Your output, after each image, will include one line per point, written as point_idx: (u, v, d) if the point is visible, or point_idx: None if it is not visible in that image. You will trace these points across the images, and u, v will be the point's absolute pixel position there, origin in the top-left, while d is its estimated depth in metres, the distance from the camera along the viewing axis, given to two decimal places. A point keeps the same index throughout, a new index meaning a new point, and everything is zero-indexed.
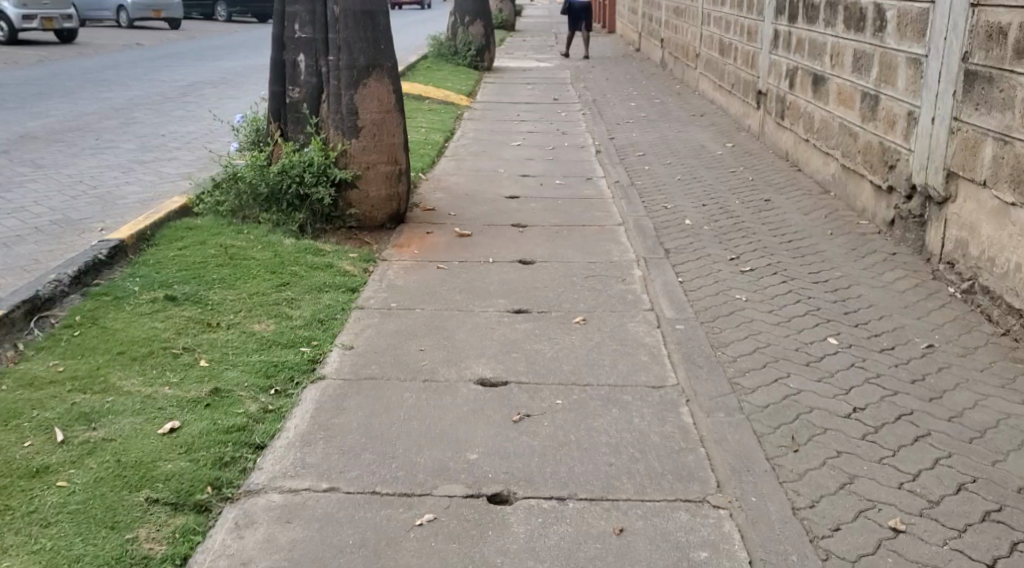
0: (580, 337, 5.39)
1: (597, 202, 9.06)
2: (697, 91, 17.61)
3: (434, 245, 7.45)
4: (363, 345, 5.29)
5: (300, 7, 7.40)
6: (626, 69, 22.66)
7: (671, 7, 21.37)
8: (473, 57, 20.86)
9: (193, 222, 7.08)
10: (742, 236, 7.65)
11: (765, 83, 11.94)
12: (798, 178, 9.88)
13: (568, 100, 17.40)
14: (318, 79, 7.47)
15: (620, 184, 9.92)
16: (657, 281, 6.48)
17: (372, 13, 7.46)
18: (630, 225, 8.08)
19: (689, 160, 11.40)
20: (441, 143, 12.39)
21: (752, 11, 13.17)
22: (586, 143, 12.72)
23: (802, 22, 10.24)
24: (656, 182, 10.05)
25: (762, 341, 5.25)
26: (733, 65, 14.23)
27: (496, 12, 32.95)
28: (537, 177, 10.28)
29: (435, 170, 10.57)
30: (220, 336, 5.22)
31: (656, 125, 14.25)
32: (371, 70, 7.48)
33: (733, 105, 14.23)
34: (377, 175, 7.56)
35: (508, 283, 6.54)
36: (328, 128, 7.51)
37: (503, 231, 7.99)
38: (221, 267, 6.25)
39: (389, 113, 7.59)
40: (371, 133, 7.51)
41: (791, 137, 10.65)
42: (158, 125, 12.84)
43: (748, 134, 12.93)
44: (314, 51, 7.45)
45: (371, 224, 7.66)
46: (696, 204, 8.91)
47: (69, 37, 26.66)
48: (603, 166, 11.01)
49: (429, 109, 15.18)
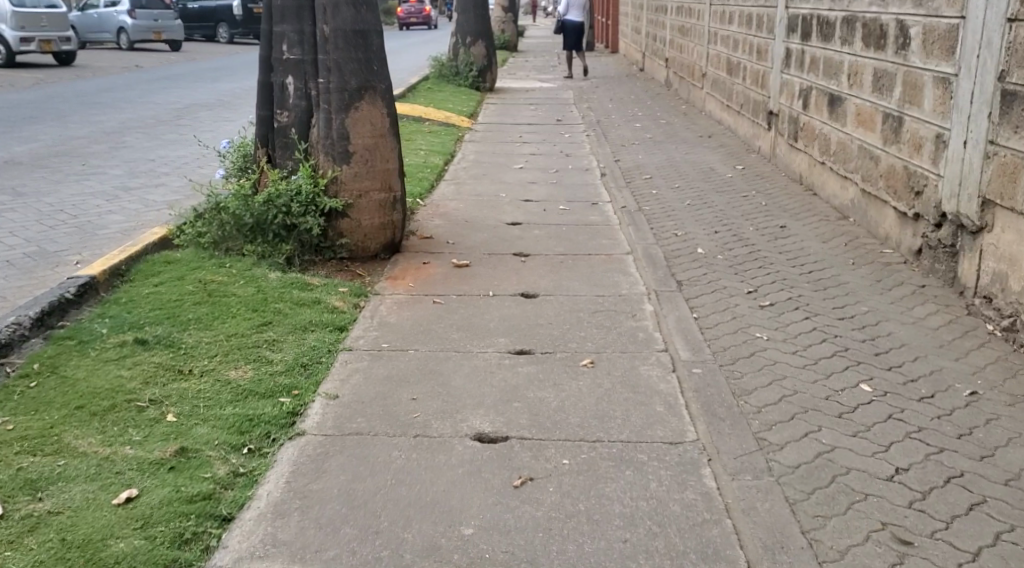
0: (588, 382, 4.92)
1: (603, 229, 8.60)
2: (704, 111, 17.17)
3: (431, 277, 6.99)
4: (349, 394, 4.82)
5: (287, 27, 6.98)
6: (631, 89, 22.25)
7: (676, 26, 20.97)
8: (474, 78, 20.47)
9: (171, 255, 6.65)
10: (759, 266, 7.18)
11: (776, 104, 11.50)
12: (814, 203, 9.42)
13: (572, 120, 16.97)
14: (307, 102, 7.05)
15: (627, 209, 9.46)
16: (669, 317, 6.01)
17: (364, 32, 7.04)
18: (639, 254, 7.61)
19: (698, 183, 10.94)
20: (441, 167, 11.94)
21: (761, 29, 12.74)
22: (591, 166, 12.27)
23: (817, 39, 9.80)
24: (665, 207, 9.58)
25: (789, 388, 4.77)
26: (742, 85, 13.80)
27: (499, 33, 32.60)
28: (541, 202, 9.83)
29: (433, 195, 10.11)
30: (191, 386, 4.78)
31: (663, 147, 13.80)
32: (363, 92, 7.04)
33: (742, 126, 13.79)
34: (370, 203, 7.10)
35: (509, 320, 6.07)
36: (318, 154, 7.06)
37: (504, 260, 7.52)
38: (199, 305, 5.82)
39: (383, 138, 7.14)
40: (364, 159, 7.05)
41: (806, 159, 10.19)
42: (148, 150, 12.40)
43: (758, 156, 12.48)
44: (303, 73, 7.02)
45: (363, 256, 7.19)
46: (708, 231, 8.45)
47: (66, 59, 26.34)
48: (609, 190, 10.55)
49: (429, 132, 14.75)
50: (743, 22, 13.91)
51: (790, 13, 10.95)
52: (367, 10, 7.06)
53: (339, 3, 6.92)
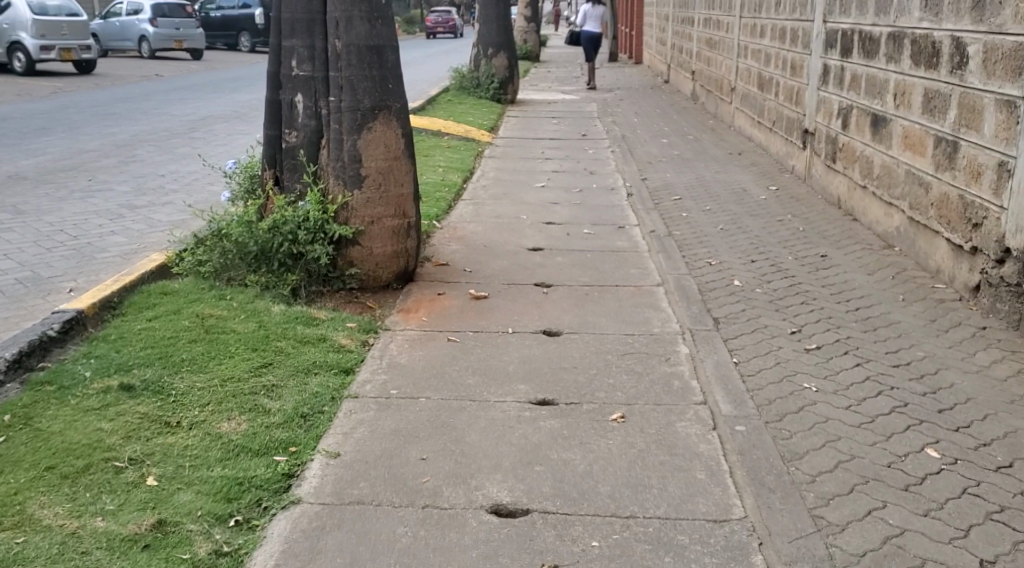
0: (618, 440, 4.44)
1: (631, 256, 8.09)
2: (732, 127, 16.63)
3: (447, 310, 6.50)
4: (352, 452, 4.32)
5: (297, 42, 6.54)
6: (656, 102, 21.72)
7: (704, 38, 20.44)
8: (495, 90, 20.03)
9: (169, 285, 6.17)
10: (801, 303, 6.65)
11: (813, 122, 10.97)
12: (855, 229, 8.89)
13: (597, 135, 16.48)
14: (317, 122, 6.61)
15: (656, 234, 8.96)
16: (706, 363, 5.49)
17: (379, 47, 6.57)
18: (671, 286, 7.11)
19: (730, 206, 10.42)
20: (460, 185, 11.47)
21: (795, 43, 12.20)
22: (617, 185, 11.76)
23: (858, 56, 9.27)
24: (696, 232, 9.08)
25: (845, 452, 4.26)
26: (774, 101, 13.27)
27: (521, 44, 32.15)
28: (565, 225, 9.35)
29: (452, 216, 9.64)
30: (177, 441, 4.30)
31: (691, 164, 13.29)
32: (377, 112, 6.57)
33: (774, 143, 13.26)
34: (382, 230, 6.62)
35: (530, 361, 5.58)
36: (328, 178, 6.61)
37: (525, 291, 7.03)
38: (195, 343, 5.34)
39: (398, 160, 6.67)
40: (377, 183, 6.58)
41: (845, 182, 9.67)
42: (159, 165, 11.98)
43: (792, 176, 11.95)
44: (313, 91, 6.58)
45: (374, 286, 6.71)
46: (744, 260, 7.93)
47: (87, 68, 26.09)
48: (636, 212, 10.06)
49: (449, 147, 14.29)
50: (775, 36, 13.38)
51: (828, 27, 10.43)
52: (382, 23, 6.60)
53: (352, 17, 6.46)
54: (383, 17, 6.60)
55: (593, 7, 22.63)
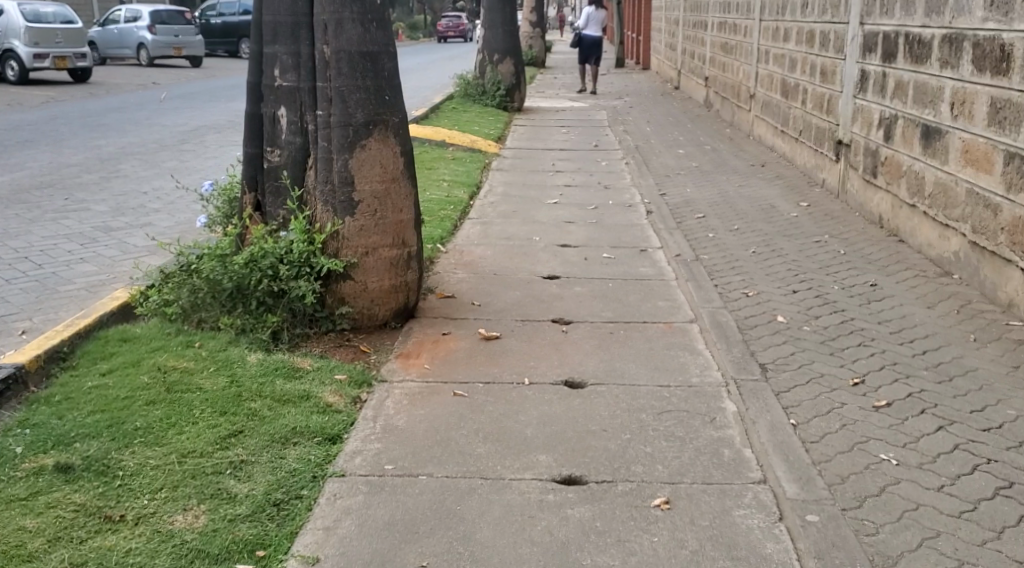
0: (665, 537, 3.66)
1: (658, 287, 7.23)
2: (751, 135, 15.80)
3: (453, 354, 5.65)
4: (333, 557, 3.55)
5: (280, 49, 5.72)
6: (668, 110, 20.86)
7: (718, 43, 19.60)
8: (501, 97, 19.20)
9: (129, 330, 5.32)
10: (858, 346, 5.80)
11: (848, 134, 10.14)
12: (904, 254, 8.04)
13: (609, 145, 15.65)
14: (303, 139, 5.80)
15: (683, 258, 8.12)
16: (759, 426, 4.64)
17: (374, 53, 5.74)
18: (705, 323, 6.27)
19: (760, 224, 9.59)
20: (466, 202, 10.63)
21: (825, 47, 11.39)
22: (634, 201, 10.92)
23: (904, 62, 8.48)
24: (726, 256, 8.22)
25: (951, 556, 3.57)
26: (800, 110, 12.45)
27: (526, 49, 31.30)
28: (582, 247, 8.53)
29: (458, 237, 8.80)
30: (117, 543, 3.53)
31: (711, 177, 12.44)
32: (371, 127, 5.73)
33: (801, 154, 12.43)
34: (379, 262, 5.78)
35: (551, 422, 4.70)
36: (314, 203, 5.77)
37: (542, 328, 6.19)
38: (152, 406, 4.49)
39: (396, 182, 5.83)
40: (371, 208, 5.74)
41: (888, 200, 8.86)
42: (143, 180, 11.15)
43: (823, 190, 11.12)
44: (299, 103, 5.76)
45: (369, 324, 5.86)
46: (785, 290, 7.06)
47: (82, 76, 25.29)
48: (658, 231, 9.23)
49: (454, 159, 13.45)
50: (801, 40, 12.57)
51: (867, 30, 9.64)
52: (379, 26, 5.76)
53: (343, 19, 5.63)
54: (379, 19, 5.76)
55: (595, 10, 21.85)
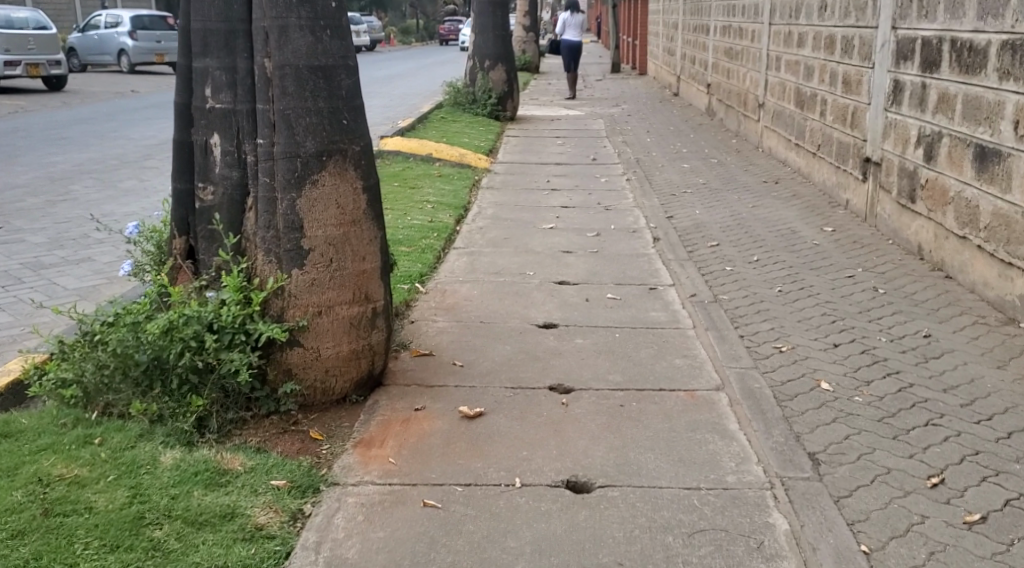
0: None
1: (674, 338, 6.13)
2: (760, 147, 14.76)
3: (426, 438, 4.55)
4: None
5: (211, 63, 4.62)
6: (668, 118, 19.79)
7: (722, 47, 18.55)
8: (493, 106, 18.14)
9: (14, 422, 4.25)
10: (926, 426, 4.72)
11: (879, 152, 9.11)
12: (955, 295, 7.01)
13: (608, 158, 14.61)
14: (241, 172, 4.69)
15: (699, 298, 7.05)
16: (822, 557, 3.66)
17: (330, 68, 4.64)
18: (735, 391, 5.18)
19: (781, 253, 8.53)
20: (452, 226, 9.55)
21: (848, 53, 10.36)
22: (638, 225, 9.85)
23: (949, 71, 7.49)
24: (750, 296, 7.13)
25: None
26: (818, 123, 11.40)
27: (520, 54, 30.20)
28: (582, 284, 7.45)
29: (440, 272, 7.72)
30: None
31: (722, 196, 11.39)
32: (325, 159, 4.64)
33: (819, 169, 11.39)
34: (334, 323, 4.69)
35: (549, 552, 3.65)
36: (254, 251, 4.66)
37: (537, 396, 5.09)
38: (21, 538, 3.50)
39: (356, 224, 4.75)
40: (325, 257, 4.65)
41: (931, 228, 7.85)
42: (94, 204, 10.03)
43: (847, 211, 10.08)
44: (235, 130, 4.65)
45: (324, 400, 4.76)
46: (824, 343, 5.99)
47: (57, 85, 24.14)
48: (668, 263, 8.16)
49: (441, 175, 12.35)
50: (819, 46, 11.53)
51: (901, 35, 8.63)
52: (336, 35, 4.67)
53: (288, 26, 4.54)
54: (338, 25, 4.69)
55: (573, 14, 21.09)
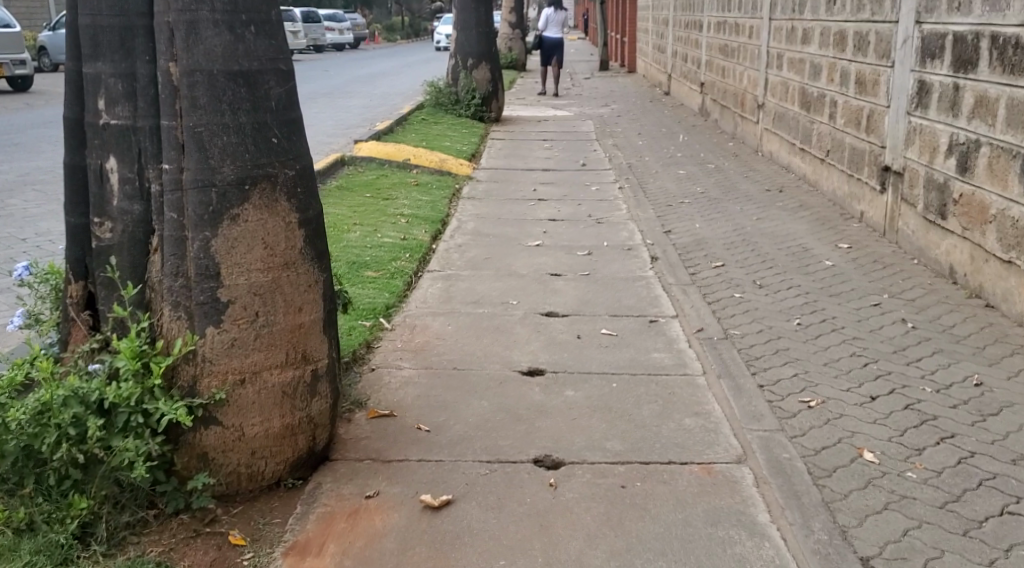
0: None
1: (682, 388, 5.20)
2: (760, 151, 13.88)
3: (377, 539, 3.65)
4: None
5: (104, 67, 3.65)
6: (660, 119, 18.87)
7: (716, 44, 17.65)
8: (477, 107, 17.20)
9: None
10: (1001, 516, 3.83)
11: (902, 160, 8.22)
12: (1000, 330, 6.13)
13: (599, 163, 13.69)
14: (145, 206, 3.73)
15: (706, 333, 6.13)
16: None
17: (254, 73, 3.70)
18: (761, 464, 4.25)
19: (794, 276, 7.62)
20: (427, 244, 8.60)
21: (861, 51, 9.46)
22: (633, 241, 8.93)
23: (989, 71, 6.62)
24: (765, 331, 6.20)
25: None
26: (827, 127, 10.51)
27: (506, 51, 29.23)
28: (572, 317, 6.52)
29: (410, 301, 6.77)
30: None
31: (723, 206, 10.48)
32: (248, 188, 3.69)
33: (828, 177, 10.49)
34: (261, 394, 3.76)
35: None
36: (160, 304, 3.71)
37: (520, 472, 4.17)
38: None
39: (290, 267, 3.81)
40: (250, 311, 3.72)
41: (965, 249, 6.98)
42: (30, 221, 9.01)
43: (862, 225, 9.19)
44: (137, 152, 3.69)
45: (250, 488, 3.83)
46: (859, 394, 5.07)
47: (20, 85, 23.00)
48: (669, 288, 7.24)
49: (417, 184, 11.39)
50: (827, 43, 10.63)
51: (927, 30, 7.73)
52: (265, 32, 3.74)
53: (199, 21, 3.59)
54: (269, 20, 3.76)
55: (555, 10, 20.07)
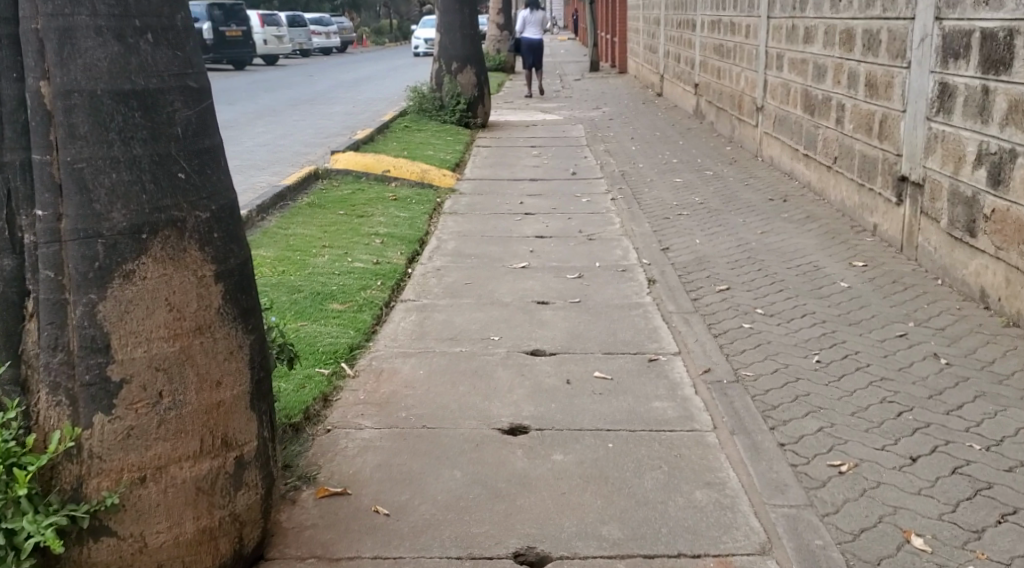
0: None
1: (689, 449, 4.46)
2: (759, 156, 13.16)
3: None
4: None
5: None
6: (653, 121, 18.15)
7: (710, 44, 16.91)
8: (462, 113, 16.44)
9: None
10: None
11: (921, 170, 7.49)
12: None
13: (591, 171, 12.96)
14: (17, 261, 2.93)
15: (713, 376, 5.38)
16: None
17: (153, 93, 2.98)
18: (789, 557, 3.60)
19: (807, 301, 6.88)
20: (403, 268, 7.84)
21: (870, 50, 8.73)
22: (628, 260, 8.18)
23: None
24: (781, 371, 5.46)
25: None
26: (834, 132, 9.78)
27: (494, 54, 28.49)
28: (561, 356, 5.76)
29: (378, 339, 6.00)
30: None
31: (724, 218, 9.75)
32: (146, 237, 2.96)
33: (836, 185, 9.77)
34: (166, 494, 3.04)
35: None
36: (36, 386, 2.94)
37: None
38: None
39: (203, 333, 3.09)
40: (151, 392, 2.99)
41: (1000, 271, 6.26)
42: None
43: (876, 239, 8.46)
44: (4, 193, 2.89)
45: None
46: (896, 455, 4.34)
47: None
48: (669, 318, 6.49)
49: (396, 199, 10.61)
50: (832, 42, 9.90)
51: (949, 28, 7.00)
52: (167, 42, 3.02)
53: (76, 28, 2.86)
54: (173, 26, 3.05)
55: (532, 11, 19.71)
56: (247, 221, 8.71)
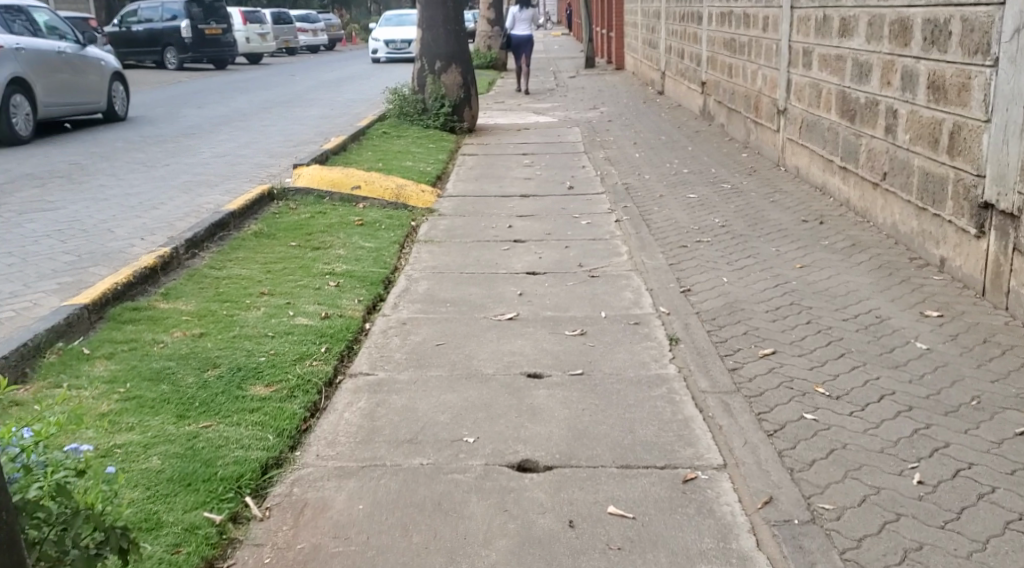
0: None
1: None
2: (783, 166, 11.51)
3: None
4: None
5: None
6: (657, 124, 16.47)
7: (720, 38, 15.25)
8: (447, 116, 14.82)
9: None
10: None
11: (1014, 197, 5.92)
12: None
13: (591, 184, 11.34)
14: None
15: (778, 512, 3.79)
16: None
17: None
18: None
19: (881, 372, 5.27)
20: (358, 321, 6.21)
21: (935, 44, 7.10)
22: (642, 308, 6.57)
23: None
24: (874, 500, 3.87)
25: None
26: (883, 143, 8.16)
27: (483, 50, 26.77)
28: (558, 474, 4.13)
29: (310, 445, 4.39)
30: None
31: (752, 246, 8.14)
32: None
33: (885, 205, 8.17)
34: None
35: None
36: None
37: None
38: None
39: None
40: None
41: None
42: None
43: (945, 277, 6.87)
44: None
45: None
46: None
47: None
48: (705, 403, 4.87)
49: (362, 224, 8.97)
50: (879, 35, 8.27)
51: None
52: None
53: None
54: None
55: (522, 7, 18.03)
56: (172, 260, 7.09)
